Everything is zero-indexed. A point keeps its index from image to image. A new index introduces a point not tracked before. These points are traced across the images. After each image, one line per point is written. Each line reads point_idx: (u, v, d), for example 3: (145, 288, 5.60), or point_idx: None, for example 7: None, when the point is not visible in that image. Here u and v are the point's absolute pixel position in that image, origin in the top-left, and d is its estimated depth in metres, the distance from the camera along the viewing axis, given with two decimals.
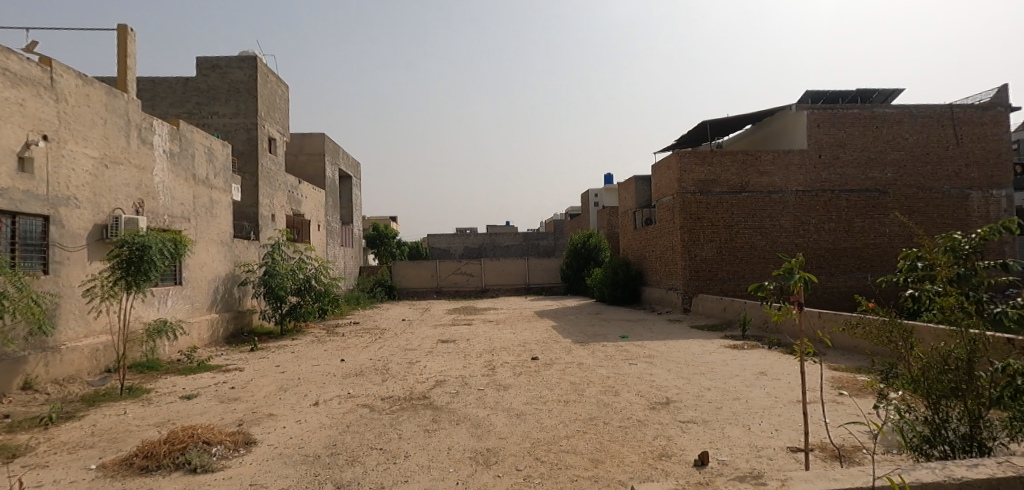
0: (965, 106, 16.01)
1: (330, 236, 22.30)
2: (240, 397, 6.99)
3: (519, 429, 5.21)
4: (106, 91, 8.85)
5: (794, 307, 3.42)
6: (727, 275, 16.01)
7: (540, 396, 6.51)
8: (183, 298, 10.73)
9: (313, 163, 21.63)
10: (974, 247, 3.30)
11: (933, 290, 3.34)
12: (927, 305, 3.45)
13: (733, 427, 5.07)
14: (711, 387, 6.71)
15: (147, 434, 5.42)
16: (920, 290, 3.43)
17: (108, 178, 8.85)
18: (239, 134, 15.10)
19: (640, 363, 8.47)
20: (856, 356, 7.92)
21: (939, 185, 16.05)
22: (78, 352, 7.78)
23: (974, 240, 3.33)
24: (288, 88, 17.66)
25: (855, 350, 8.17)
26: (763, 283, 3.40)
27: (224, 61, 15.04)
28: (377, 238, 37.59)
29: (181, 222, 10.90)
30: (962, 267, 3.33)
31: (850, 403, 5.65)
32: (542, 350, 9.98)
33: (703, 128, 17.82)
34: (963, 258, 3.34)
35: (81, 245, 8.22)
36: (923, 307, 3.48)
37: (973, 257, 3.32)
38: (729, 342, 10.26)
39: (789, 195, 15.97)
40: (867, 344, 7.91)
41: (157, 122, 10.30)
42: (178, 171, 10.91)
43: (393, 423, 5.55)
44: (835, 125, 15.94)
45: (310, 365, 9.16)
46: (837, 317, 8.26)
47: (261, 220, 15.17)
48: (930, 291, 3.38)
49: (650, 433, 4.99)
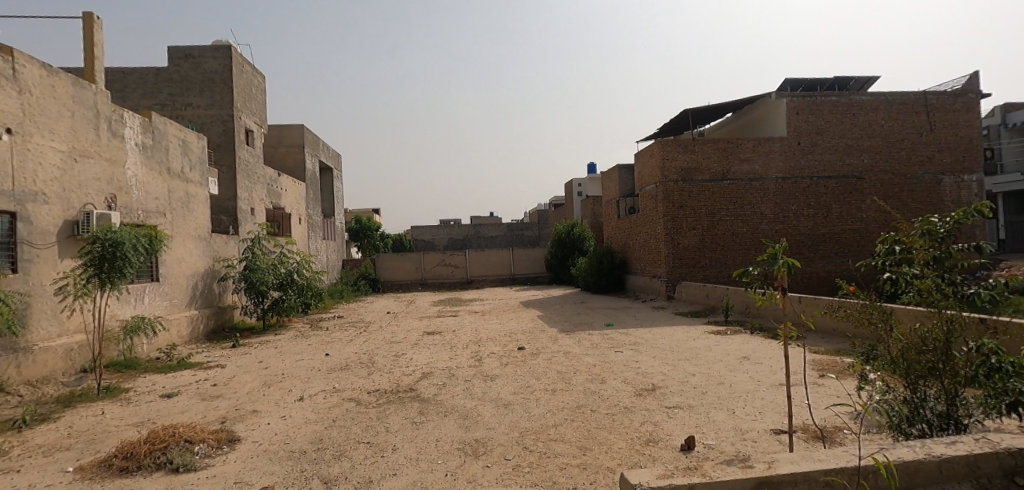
0: (937, 93, 16.35)
1: (312, 230, 21.99)
2: (223, 394, 6.88)
3: (507, 419, 5.21)
4: (72, 82, 8.53)
5: (778, 293, 3.43)
6: (710, 262, 16.21)
7: (527, 385, 6.52)
8: (160, 295, 10.48)
9: (292, 155, 21.24)
10: (949, 231, 3.38)
11: (910, 273, 3.45)
12: (905, 288, 3.52)
13: (718, 411, 5.15)
14: (696, 372, 6.80)
15: (126, 434, 5.29)
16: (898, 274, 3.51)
17: (77, 172, 8.56)
18: (214, 126, 14.73)
19: (626, 350, 8.53)
20: (836, 340, 8.09)
21: (913, 171, 16.41)
22: (51, 352, 7.56)
23: (949, 223, 3.40)
24: (265, 79, 17.26)
25: (835, 333, 8.35)
26: (748, 269, 3.38)
27: (197, 51, 14.62)
28: (359, 231, 37.18)
29: (156, 217, 10.61)
30: (938, 250, 3.43)
31: (831, 385, 5.78)
32: (529, 340, 9.99)
33: (685, 116, 17.93)
34: (939, 242, 3.43)
35: (52, 242, 7.95)
36: (901, 290, 3.56)
37: (947, 240, 3.40)
38: (713, 328, 10.39)
39: (769, 182, 16.18)
40: (845, 326, 8.08)
41: (128, 114, 9.98)
42: (152, 164, 10.61)
43: (380, 416, 5.51)
44: (813, 113, 16.15)
45: (294, 360, 9.05)
46: (818, 301, 8.42)
47: (240, 213, 14.86)
48: (908, 274, 3.48)
49: (637, 419, 5.03)
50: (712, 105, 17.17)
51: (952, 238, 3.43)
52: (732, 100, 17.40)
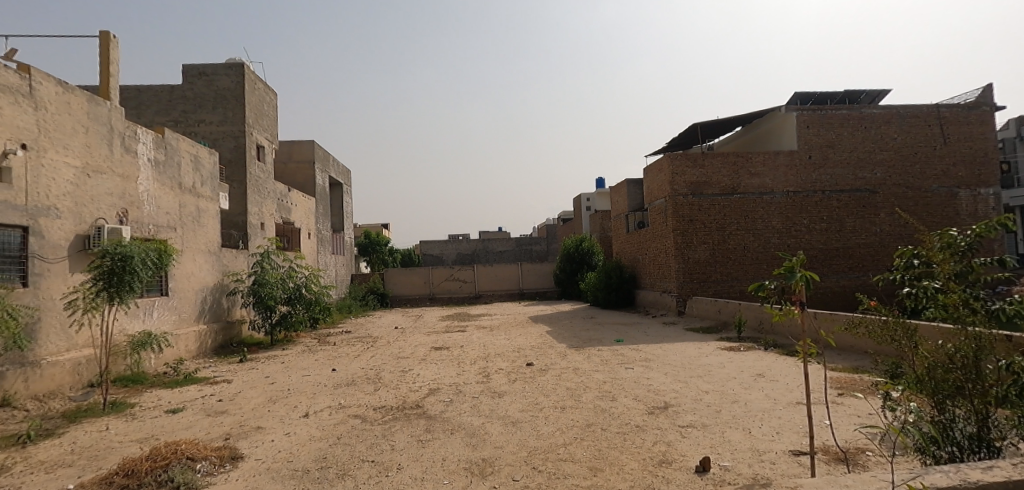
0: (951, 106, 16.17)
1: (321, 245, 22.07)
2: (228, 410, 6.80)
3: (515, 437, 5.08)
4: (88, 99, 8.67)
5: (795, 307, 3.29)
6: (721, 277, 15.99)
7: (536, 402, 6.38)
8: (169, 309, 10.49)
9: (303, 171, 21.44)
10: (970, 243, 3.26)
11: (933, 286, 3.32)
12: (926, 303, 3.39)
13: (733, 430, 4.97)
14: (710, 390, 6.62)
15: (129, 450, 5.22)
16: (920, 288, 3.38)
17: (90, 187, 8.64)
18: (226, 141, 14.91)
19: (636, 367, 8.37)
20: (855, 357, 7.86)
21: (927, 184, 16.16)
22: (59, 367, 7.55)
23: (969, 236, 3.28)
24: (277, 96, 17.51)
25: (854, 351, 8.12)
26: (763, 283, 3.27)
27: (210, 69, 14.88)
28: (368, 246, 37.30)
29: (166, 232, 10.68)
30: (960, 264, 3.30)
31: (851, 404, 5.59)
32: (537, 356, 9.84)
33: (694, 130, 17.86)
34: (960, 255, 3.30)
35: (62, 257, 8.00)
36: (923, 305, 3.43)
37: (968, 254, 3.28)
38: (725, 344, 10.18)
39: (781, 196, 16.01)
40: (865, 344, 7.85)
41: (141, 130, 10.12)
42: (164, 180, 10.71)
43: (385, 433, 5.40)
44: (824, 126, 16.01)
45: (300, 376, 8.97)
46: (837, 317, 8.20)
47: (250, 228, 14.94)
48: (929, 288, 3.35)
49: (649, 438, 4.88)
50: (721, 119, 17.10)
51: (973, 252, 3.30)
52: (741, 114, 17.33)
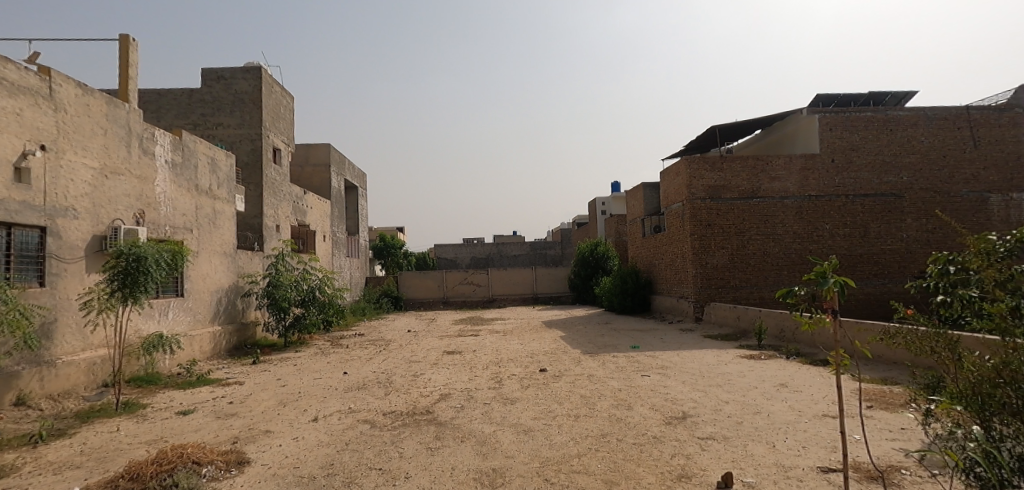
0: (981, 108, 15.62)
1: (335, 247, 22.17)
2: (237, 412, 6.75)
3: (527, 447, 4.90)
4: (107, 101, 8.76)
5: (828, 316, 3.07)
6: (740, 283, 15.63)
7: (549, 410, 6.20)
8: (184, 310, 10.55)
9: (319, 173, 21.57)
10: (1010, 249, 3.11)
11: (973, 295, 3.16)
12: (963, 311, 3.24)
13: (756, 444, 4.74)
14: (730, 400, 6.38)
15: (136, 453, 5.17)
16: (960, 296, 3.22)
17: (107, 188, 8.71)
18: (243, 144, 15.03)
19: (653, 374, 8.13)
20: (890, 369, 7.51)
21: (957, 188, 15.62)
22: (74, 366, 7.59)
23: (1010, 241, 3.13)
24: (293, 99, 17.64)
25: (888, 363, 7.77)
26: (793, 289, 3.05)
27: (229, 72, 15.03)
28: (383, 249, 37.42)
29: (183, 233, 10.74)
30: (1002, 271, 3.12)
31: (881, 419, 5.32)
32: (551, 361, 9.65)
33: (712, 133, 17.54)
34: (1000, 261, 3.14)
35: (79, 257, 8.06)
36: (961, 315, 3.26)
37: (1009, 259, 3.12)
38: (745, 353, 9.87)
39: (802, 200, 15.61)
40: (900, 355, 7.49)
41: (159, 132, 10.21)
42: (181, 181, 10.80)
43: (394, 440, 5.27)
44: (848, 129, 15.58)
45: (312, 378, 8.92)
46: (873, 327, 7.81)
47: (265, 230, 15.03)
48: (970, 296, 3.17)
49: (667, 450, 4.67)
50: (741, 121, 16.76)
51: (1011, 258, 3.14)
52: (761, 117, 16.98)
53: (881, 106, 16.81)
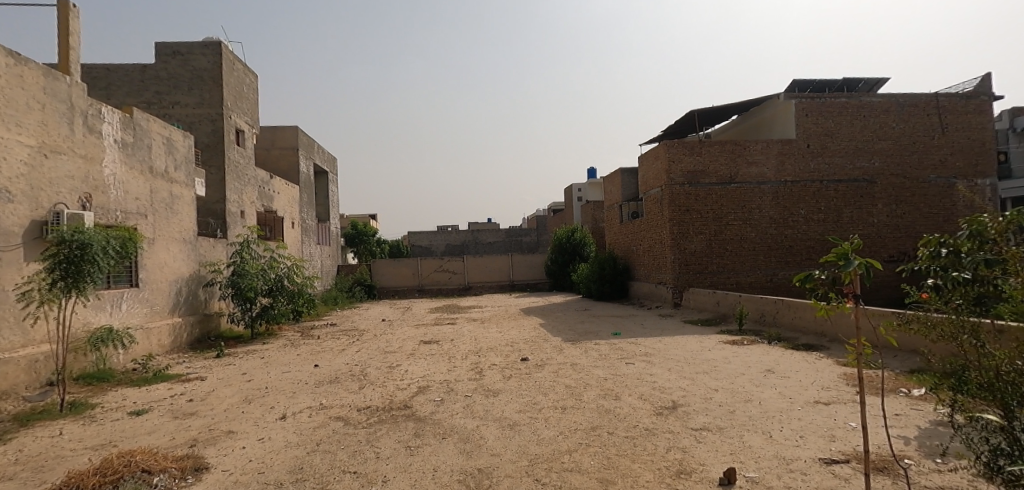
0: (949, 95, 15.91)
1: (305, 234, 21.36)
2: (198, 411, 6.24)
3: (513, 443, 4.59)
4: (43, 72, 7.95)
5: (849, 302, 2.81)
6: (717, 268, 15.64)
7: (534, 402, 5.90)
8: (140, 302, 9.85)
9: (286, 157, 20.65)
10: (1005, 229, 2.86)
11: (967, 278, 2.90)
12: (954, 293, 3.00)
13: (753, 434, 4.54)
14: (719, 388, 6.19)
15: (79, 461, 4.65)
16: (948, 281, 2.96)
17: (47, 168, 7.95)
18: (203, 125, 14.15)
19: (638, 362, 7.92)
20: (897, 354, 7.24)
21: (925, 174, 15.92)
22: (13, 364, 6.91)
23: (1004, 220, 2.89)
24: (257, 78, 16.70)
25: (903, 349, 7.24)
26: (811, 272, 2.78)
27: (185, 47, 14.05)
28: (355, 237, 36.52)
29: (136, 219, 9.98)
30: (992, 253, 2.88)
31: (873, 404, 5.21)
32: (532, 350, 9.36)
33: (690, 117, 17.42)
34: (992, 243, 2.90)
35: (16, 244, 7.31)
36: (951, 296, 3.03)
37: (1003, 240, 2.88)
38: (727, 338, 9.78)
39: (779, 185, 15.67)
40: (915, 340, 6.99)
41: (107, 108, 9.39)
42: (133, 163, 10.01)
43: (370, 439, 4.89)
44: (823, 114, 15.64)
45: (280, 372, 8.41)
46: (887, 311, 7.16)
47: (229, 217, 14.24)
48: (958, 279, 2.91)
49: (661, 444, 4.43)
50: (719, 106, 16.65)
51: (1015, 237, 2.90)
52: (739, 101, 16.91)
53: (854, 92, 16.94)
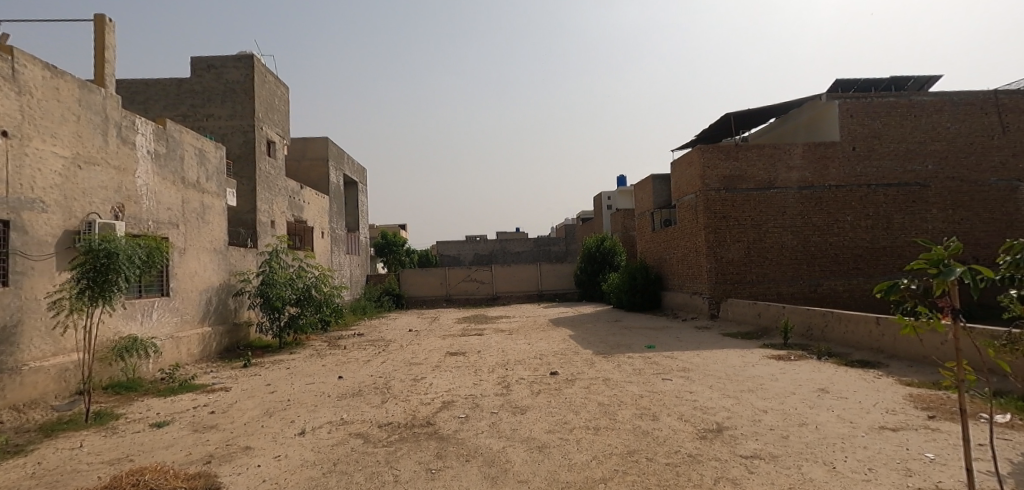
0: (1010, 92, 14.84)
1: (334, 244, 21.50)
2: (218, 424, 6.09)
3: (542, 469, 4.20)
4: (79, 84, 8.09)
5: (946, 318, 2.36)
6: (756, 278, 14.88)
7: (564, 421, 5.50)
8: (169, 311, 9.89)
9: (316, 168, 20.89)
10: None
11: None
12: None
13: (813, 465, 4.03)
14: (768, 409, 5.65)
15: (92, 476, 4.49)
16: None
17: (81, 179, 8.04)
18: (235, 137, 14.36)
19: (675, 378, 7.41)
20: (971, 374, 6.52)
21: (984, 177, 14.82)
22: (43, 373, 6.94)
23: None
24: (288, 90, 16.93)
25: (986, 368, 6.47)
26: (896, 282, 2.33)
27: (219, 61, 14.34)
28: (385, 246, 36.86)
29: (167, 228, 10.07)
30: None
31: (953, 432, 4.60)
32: (562, 364, 8.96)
33: (726, 121, 16.73)
34: None
35: (48, 254, 7.38)
36: None
37: None
38: (772, 353, 9.14)
39: (822, 190, 14.84)
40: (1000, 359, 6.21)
41: (141, 120, 9.54)
42: (166, 173, 10.14)
43: (389, 459, 4.59)
44: (870, 115, 14.77)
45: (304, 384, 8.26)
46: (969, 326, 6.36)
47: (259, 226, 14.36)
48: None
49: (708, 474, 3.97)
50: (757, 109, 15.94)
51: None
52: (778, 103, 16.16)
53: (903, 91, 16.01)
